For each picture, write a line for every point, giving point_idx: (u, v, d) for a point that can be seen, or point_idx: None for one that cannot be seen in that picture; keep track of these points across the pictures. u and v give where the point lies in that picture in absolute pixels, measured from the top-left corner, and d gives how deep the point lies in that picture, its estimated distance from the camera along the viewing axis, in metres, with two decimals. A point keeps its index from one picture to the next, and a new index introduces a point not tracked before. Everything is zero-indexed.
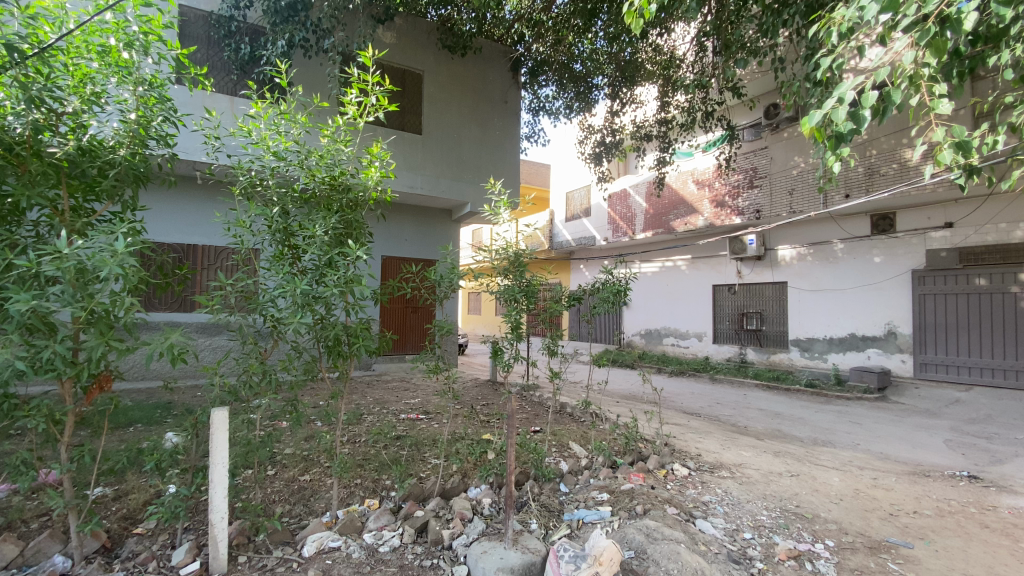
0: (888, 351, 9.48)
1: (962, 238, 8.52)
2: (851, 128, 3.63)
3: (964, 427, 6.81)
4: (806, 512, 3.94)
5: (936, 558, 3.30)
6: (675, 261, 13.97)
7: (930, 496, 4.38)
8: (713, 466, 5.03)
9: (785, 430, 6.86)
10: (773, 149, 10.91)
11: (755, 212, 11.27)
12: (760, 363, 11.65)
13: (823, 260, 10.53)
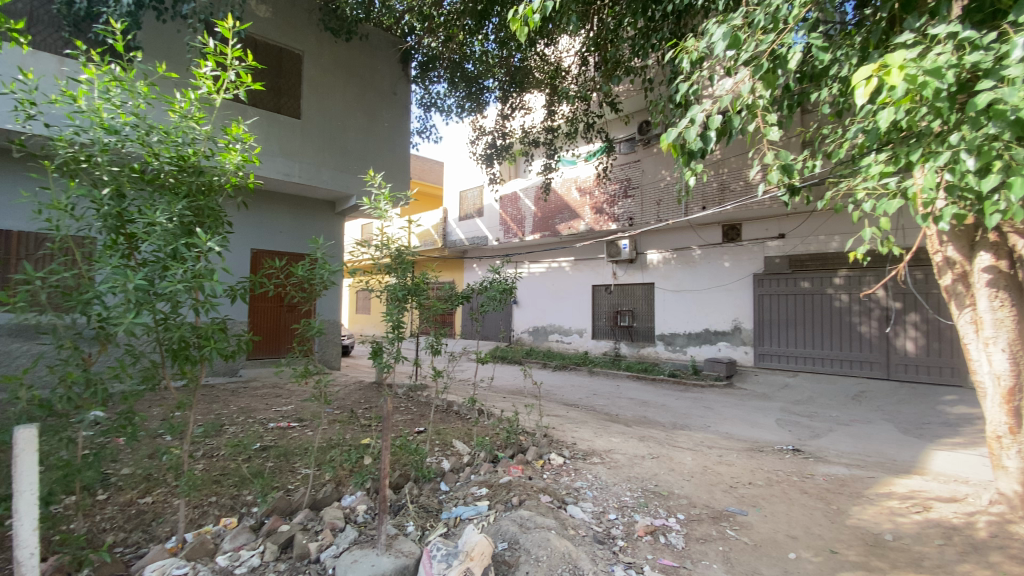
0: (734, 343, 10.89)
1: (791, 248, 10.04)
2: (701, 148, 4.24)
3: (791, 408, 8.04)
4: (663, 490, 4.36)
5: (765, 522, 3.84)
6: (560, 262, 14.65)
7: (762, 468, 5.10)
8: (586, 454, 5.36)
9: (650, 416, 7.55)
10: (645, 163, 11.94)
11: (628, 220, 12.24)
12: (632, 357, 12.70)
13: (683, 264, 11.79)
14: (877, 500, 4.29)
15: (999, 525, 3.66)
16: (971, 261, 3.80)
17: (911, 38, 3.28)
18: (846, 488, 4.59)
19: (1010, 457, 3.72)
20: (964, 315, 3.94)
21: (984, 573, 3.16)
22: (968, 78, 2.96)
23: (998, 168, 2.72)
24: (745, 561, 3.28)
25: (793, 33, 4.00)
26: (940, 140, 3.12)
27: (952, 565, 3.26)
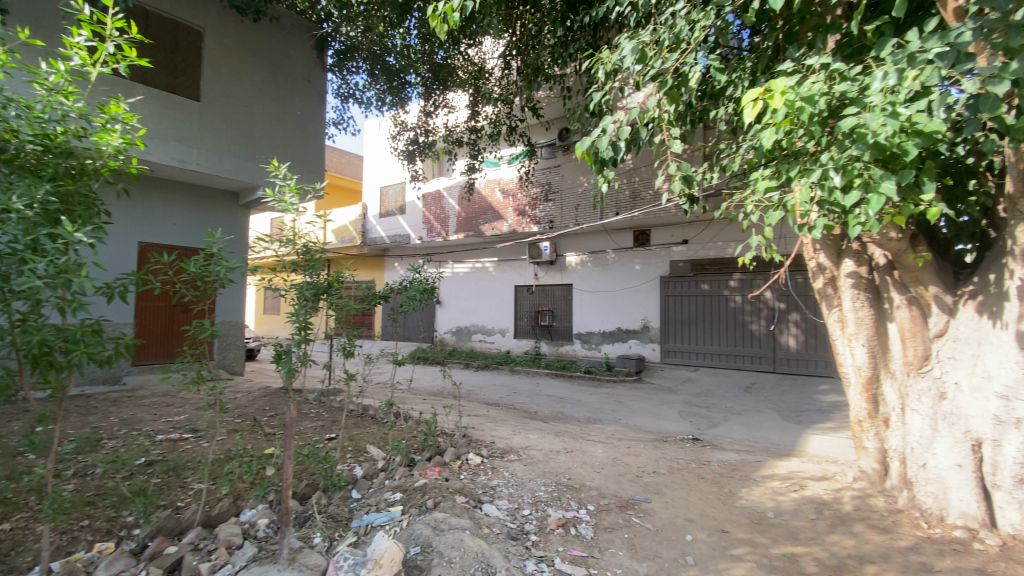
0: (644, 341, 11.56)
1: (693, 253, 10.86)
2: (612, 156, 4.47)
3: (693, 400, 8.69)
4: (575, 483, 4.53)
5: (666, 508, 4.12)
6: (483, 262, 14.68)
7: (665, 457, 5.47)
8: (504, 452, 5.42)
9: (567, 412, 7.79)
10: (565, 168, 12.35)
11: (548, 223, 12.56)
12: (551, 355, 13.04)
13: (599, 266, 12.32)
14: (762, 481, 4.76)
15: (860, 498, 4.21)
16: (838, 266, 4.33)
17: (791, 67, 3.68)
18: (737, 472, 5.04)
19: (870, 438, 4.27)
20: (833, 314, 4.49)
21: (845, 541, 3.63)
22: (836, 105, 3.36)
23: (859, 185, 3.12)
24: (648, 546, 3.50)
25: (694, 53, 4.33)
26: (813, 159, 3.50)
27: (821, 536, 3.70)
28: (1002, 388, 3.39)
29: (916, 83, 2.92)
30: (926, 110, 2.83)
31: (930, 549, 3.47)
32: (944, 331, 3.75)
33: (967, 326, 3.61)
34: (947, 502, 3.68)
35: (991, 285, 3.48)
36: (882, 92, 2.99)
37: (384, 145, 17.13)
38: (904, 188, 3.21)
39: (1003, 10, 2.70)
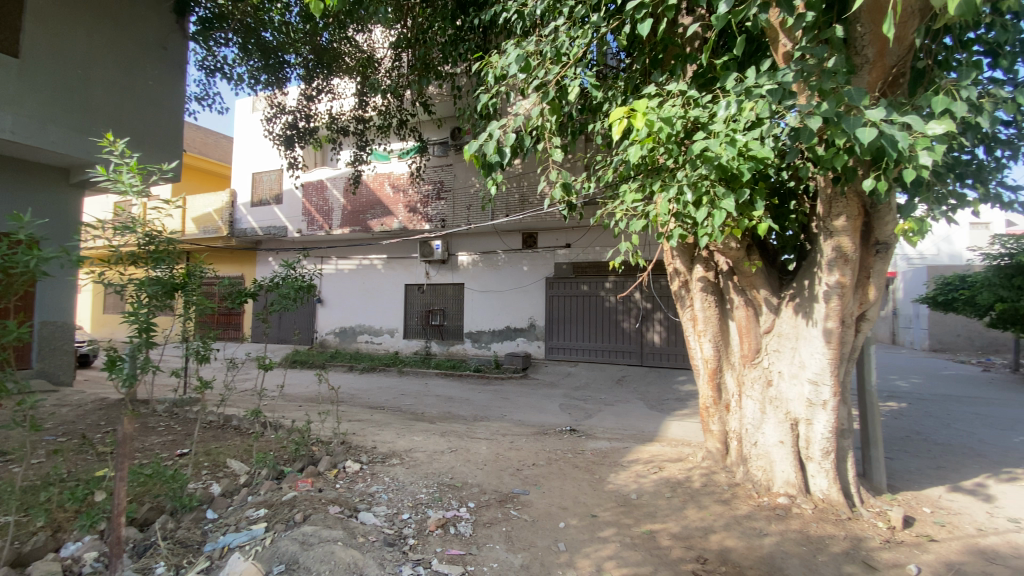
0: (530, 339, 11.97)
1: (576, 256, 11.53)
2: (498, 161, 4.60)
3: (573, 394, 9.20)
4: (457, 482, 4.56)
5: (543, 498, 4.32)
6: (370, 260, 14.07)
7: (545, 450, 5.72)
8: (385, 456, 5.26)
9: (453, 411, 7.79)
10: (456, 167, 12.34)
11: (440, 222, 12.44)
12: (441, 355, 12.94)
13: (489, 266, 12.50)
14: (628, 466, 5.21)
15: (707, 475, 4.79)
16: (691, 271, 4.90)
17: (654, 90, 4.09)
18: (607, 459, 5.44)
19: (715, 422, 4.88)
20: (686, 314, 5.06)
21: (693, 514, 4.11)
22: (691, 128, 3.80)
23: (707, 201, 3.56)
24: (524, 537, 3.64)
25: (574, 68, 4.63)
26: (673, 175, 3.92)
27: (674, 512, 4.15)
28: (812, 375, 4.08)
29: (752, 114, 3.39)
30: (758, 139, 3.32)
31: (758, 516, 4.06)
32: (771, 328, 4.42)
33: (787, 324, 4.30)
34: (773, 473, 4.33)
35: (806, 289, 4.16)
36: (726, 120, 3.44)
37: (258, 128, 15.60)
38: (742, 206, 3.73)
39: (819, 57, 3.23)
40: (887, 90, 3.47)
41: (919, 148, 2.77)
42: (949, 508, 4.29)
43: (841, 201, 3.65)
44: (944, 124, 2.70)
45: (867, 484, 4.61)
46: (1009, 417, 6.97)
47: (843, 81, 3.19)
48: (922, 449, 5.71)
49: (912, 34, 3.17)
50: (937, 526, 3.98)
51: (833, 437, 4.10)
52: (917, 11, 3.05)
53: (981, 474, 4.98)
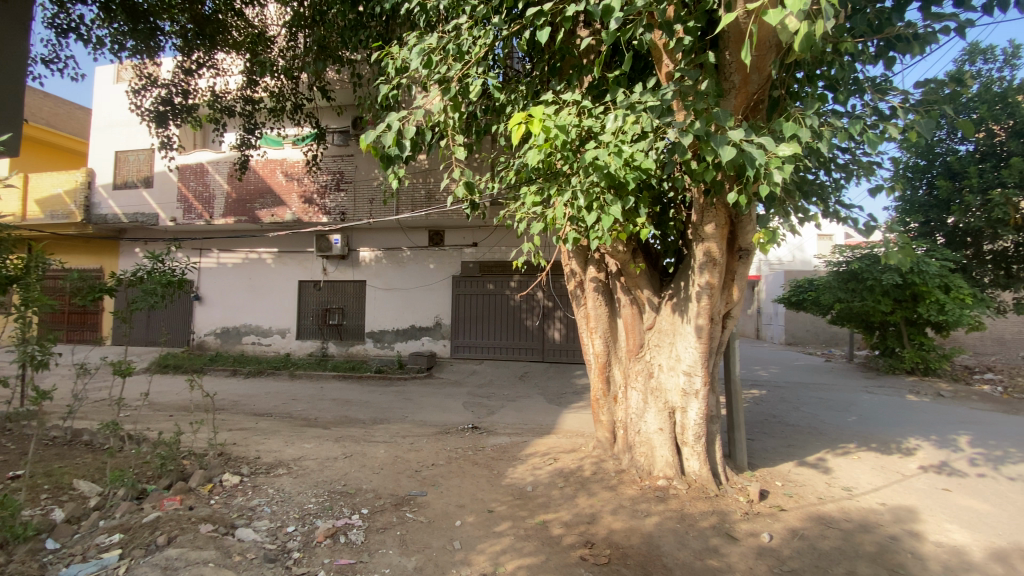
0: (435, 338, 11.82)
1: (481, 255, 11.62)
2: (396, 153, 4.50)
3: (476, 392, 9.24)
4: (350, 489, 4.38)
5: (440, 498, 4.30)
6: (259, 253, 12.96)
7: (445, 449, 5.68)
8: (270, 466, 4.88)
9: (350, 415, 7.45)
10: (358, 159, 11.82)
11: (340, 214, 11.81)
12: (339, 356, 12.29)
13: (392, 263, 12.12)
14: (526, 459, 5.35)
15: (597, 463, 5.10)
16: (585, 272, 5.17)
17: (551, 97, 4.25)
18: (506, 454, 5.54)
19: (605, 413, 5.20)
20: (580, 312, 5.32)
21: (584, 502, 4.33)
22: (584, 136, 4.02)
23: (596, 207, 3.80)
24: (418, 539, 3.59)
25: (476, 67, 4.68)
26: (568, 179, 4.12)
27: (567, 501, 4.34)
28: (687, 367, 4.49)
29: (637, 127, 3.66)
30: (642, 151, 3.58)
31: (641, 498, 4.39)
32: (652, 325, 4.80)
33: (667, 321, 4.69)
34: (654, 458, 4.71)
35: (682, 290, 4.57)
36: (614, 131, 3.68)
37: (122, 100, 13.66)
38: (628, 212, 4.01)
39: (693, 80, 3.57)
40: (750, 115, 3.91)
41: (772, 167, 3.16)
42: (796, 480, 4.97)
43: (712, 210, 4.06)
44: (790, 147, 3.11)
45: (732, 463, 5.18)
46: (843, 400, 8.24)
47: (713, 103, 3.55)
48: (777, 431, 6.55)
49: (769, 66, 3.59)
50: (786, 497, 4.59)
51: (704, 423, 4.55)
52: (772, 47, 3.46)
53: (821, 450, 5.83)
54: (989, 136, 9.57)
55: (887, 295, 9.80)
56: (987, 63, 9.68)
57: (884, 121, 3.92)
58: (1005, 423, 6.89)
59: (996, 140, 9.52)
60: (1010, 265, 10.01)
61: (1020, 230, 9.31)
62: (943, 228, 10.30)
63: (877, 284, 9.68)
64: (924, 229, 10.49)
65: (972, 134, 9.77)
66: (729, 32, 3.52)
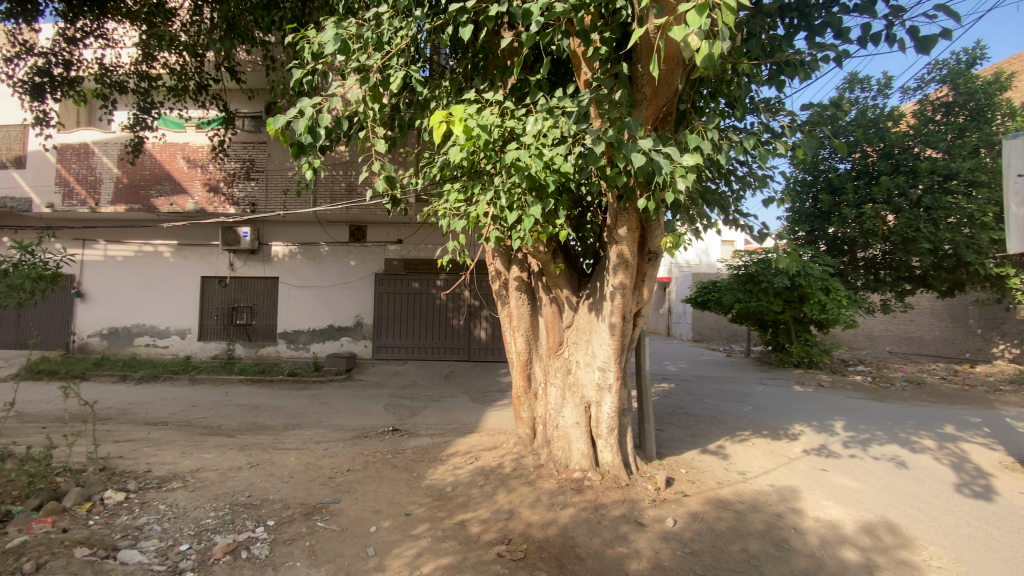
0: (356, 338, 11.39)
1: (406, 252, 11.36)
2: (309, 142, 4.29)
3: (398, 393, 9.01)
4: (255, 500, 4.13)
5: (354, 504, 4.16)
6: (155, 246, 11.74)
7: (362, 453, 5.49)
8: (163, 480, 4.46)
9: (259, 421, 6.98)
10: (271, 147, 11.07)
11: (250, 205, 11.03)
12: (248, 358, 11.46)
13: (309, 259, 11.49)
14: (447, 460, 5.30)
15: (516, 459, 5.18)
16: (507, 271, 5.23)
17: (474, 96, 4.26)
18: (426, 455, 5.46)
19: (525, 409, 5.30)
20: (503, 311, 5.39)
21: (503, 499, 4.37)
22: (506, 136, 4.08)
23: (517, 207, 3.87)
24: (329, 549, 3.47)
25: (397, 59, 4.59)
26: (490, 178, 4.15)
27: (486, 499, 4.36)
28: (601, 363, 4.69)
29: (556, 131, 3.78)
30: (561, 154, 3.69)
31: (558, 491, 4.53)
32: (570, 323, 4.96)
33: (584, 319, 4.87)
34: (570, 452, 4.86)
35: (598, 290, 4.76)
36: (534, 134, 3.76)
37: None
38: (548, 213, 4.11)
39: (607, 89, 3.75)
40: (659, 125, 4.16)
41: (677, 175, 3.38)
42: (699, 467, 5.36)
43: (624, 214, 4.27)
44: (693, 158, 3.35)
45: (643, 454, 5.48)
46: (741, 391, 9.01)
47: (626, 112, 3.74)
48: (684, 422, 7.02)
49: (676, 81, 3.83)
50: (690, 483, 4.93)
51: (616, 416, 4.78)
52: (680, 63, 3.69)
53: (721, 438, 6.34)
54: (863, 157, 10.90)
55: (779, 295, 10.82)
56: (863, 92, 11.01)
57: (775, 138, 4.32)
58: (871, 409, 7.88)
59: (869, 160, 10.86)
60: (877, 270, 11.43)
61: (886, 240, 10.68)
62: (826, 236, 11.55)
63: (770, 286, 10.68)
64: (810, 236, 11.71)
65: (850, 154, 11.06)
66: (640, 45, 3.71)
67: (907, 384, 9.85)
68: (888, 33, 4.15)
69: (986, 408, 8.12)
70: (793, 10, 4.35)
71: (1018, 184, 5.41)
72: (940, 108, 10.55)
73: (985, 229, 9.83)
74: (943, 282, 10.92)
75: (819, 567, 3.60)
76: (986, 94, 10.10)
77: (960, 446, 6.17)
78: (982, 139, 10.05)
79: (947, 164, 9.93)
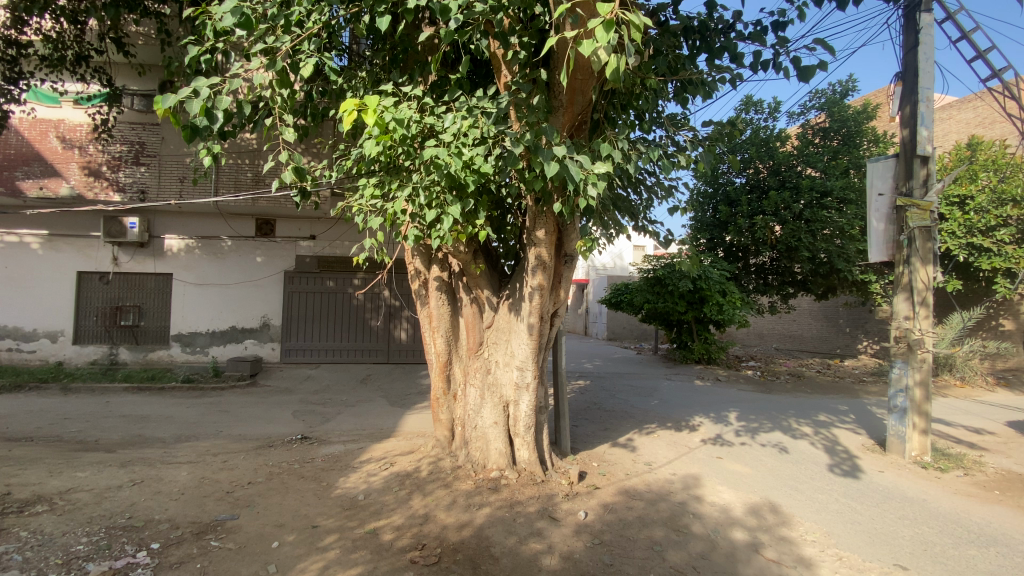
0: (262, 340, 10.64)
1: (319, 249, 10.80)
2: (205, 125, 3.92)
3: (309, 398, 8.54)
4: (137, 522, 3.73)
5: (254, 519, 3.88)
6: (19, 236, 10.15)
7: (266, 464, 5.12)
8: (24, 504, 3.90)
9: (146, 433, 6.28)
10: (166, 129, 10.02)
11: (139, 192, 9.91)
12: (134, 364, 10.28)
13: (209, 254, 10.55)
14: (359, 467, 5.09)
15: (434, 462, 5.11)
16: (427, 271, 5.14)
17: (392, 89, 4.16)
18: (338, 463, 5.21)
19: (444, 411, 5.24)
20: (423, 311, 5.29)
21: (418, 503, 4.29)
22: (425, 133, 4.02)
23: (437, 206, 3.82)
24: (224, 570, 3.22)
25: (308, 43, 4.36)
26: (408, 175, 4.05)
27: (400, 504, 4.26)
28: (519, 362, 4.75)
29: (475, 132, 3.78)
30: (481, 155, 3.71)
31: (475, 492, 4.53)
32: (490, 324, 4.98)
33: (503, 320, 4.91)
34: (488, 451, 4.88)
35: (518, 290, 4.82)
36: (454, 133, 3.74)
37: None
38: (467, 213, 4.09)
39: (525, 92, 3.82)
40: (575, 133, 4.30)
41: (589, 182, 3.52)
42: (610, 460, 5.61)
43: (543, 217, 4.36)
44: (604, 166, 3.50)
45: (558, 450, 5.64)
46: (649, 387, 9.58)
47: (543, 118, 3.83)
48: (598, 417, 7.32)
49: (590, 90, 3.97)
50: (601, 476, 5.15)
51: (533, 414, 4.87)
52: (593, 74, 3.83)
53: (630, 431, 6.69)
54: (756, 173, 12.02)
55: (683, 297, 11.63)
56: (757, 114, 12.15)
57: (679, 151, 4.64)
58: (760, 401, 8.72)
59: (760, 176, 12.00)
60: (766, 275, 12.66)
61: (773, 248, 11.89)
62: (723, 243, 12.61)
63: (675, 288, 11.48)
64: (710, 243, 12.69)
65: (745, 169, 12.14)
66: (556, 53, 3.81)
67: (789, 377, 11.03)
68: (775, 61, 4.61)
69: (851, 397, 9.30)
70: (696, 32, 4.69)
71: (877, 203, 6.23)
72: (819, 132, 11.91)
73: (852, 241, 11.31)
74: (819, 286, 12.32)
75: (713, 548, 3.91)
76: (856, 123, 11.55)
77: (831, 431, 7.00)
78: (852, 161, 11.46)
79: (824, 182, 11.22)
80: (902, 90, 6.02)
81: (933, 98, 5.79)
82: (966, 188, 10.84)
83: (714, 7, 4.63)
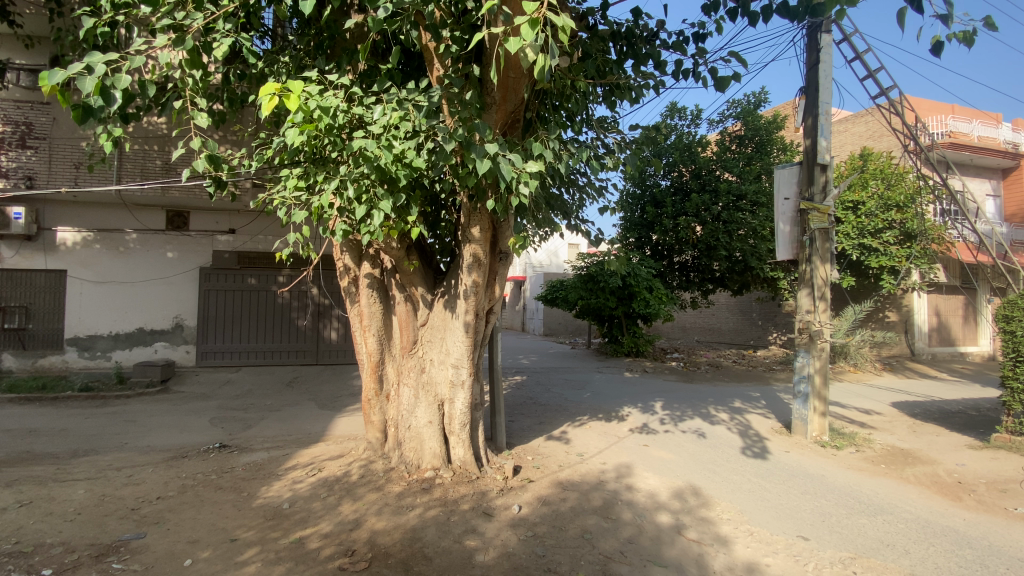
0: (175, 343, 9.84)
1: (239, 244, 10.19)
2: (99, 105, 3.51)
3: (229, 404, 8.00)
4: (25, 547, 3.35)
5: (164, 537, 3.59)
6: None
7: (178, 477, 4.74)
8: None
9: (35, 449, 5.61)
10: (58, 108, 8.98)
11: (25, 178, 8.80)
12: (20, 372, 9.15)
13: (111, 249, 9.60)
14: (284, 474, 4.85)
15: (365, 466, 4.97)
16: (358, 267, 4.96)
17: (317, 76, 3.97)
18: (260, 471, 4.93)
19: (376, 412, 5.09)
20: (354, 309, 5.11)
21: (349, 508, 4.16)
22: (353, 124, 3.89)
23: (366, 200, 3.69)
24: None
25: (223, 22, 4.08)
26: (336, 167, 3.89)
27: (328, 511, 4.10)
28: (454, 360, 4.72)
29: (406, 125, 3.71)
30: (412, 149, 3.65)
31: (407, 493, 4.46)
32: (425, 322, 4.92)
33: (437, 317, 4.86)
34: (422, 451, 4.82)
35: (453, 287, 4.79)
36: (383, 126, 3.65)
37: None
38: (400, 208, 4.00)
39: (457, 88, 3.79)
40: (508, 131, 4.31)
41: (522, 180, 3.56)
42: (543, 453, 5.73)
43: (477, 214, 4.35)
44: (536, 165, 3.55)
45: (494, 445, 5.66)
46: (581, 380, 9.86)
47: (475, 114, 3.82)
48: (533, 411, 7.45)
49: (522, 89, 4.00)
50: (535, 470, 5.25)
51: (468, 412, 4.87)
52: (525, 73, 3.88)
53: (564, 424, 6.86)
54: (679, 176, 12.75)
55: (613, 293, 12.08)
56: (680, 120, 12.82)
57: (607, 153, 4.81)
58: (683, 390, 9.25)
59: (683, 179, 12.74)
60: (688, 273, 13.41)
61: (694, 247, 12.65)
62: (650, 243, 13.23)
63: (606, 285, 11.92)
64: (639, 242, 13.27)
65: (669, 173, 12.82)
66: (488, 50, 3.82)
67: (709, 367, 11.77)
68: (695, 70, 4.91)
69: (762, 385, 10.10)
70: (624, 38, 4.88)
71: (783, 207, 6.81)
72: (735, 139, 12.73)
73: (762, 241, 12.25)
74: (734, 283, 13.08)
75: (641, 532, 4.11)
76: (766, 132, 12.46)
77: (744, 416, 7.55)
78: (763, 167, 12.34)
79: (739, 186, 12.06)
80: (806, 102, 6.59)
81: (831, 112, 6.38)
82: (858, 195, 12.07)
83: (639, 15, 4.82)
